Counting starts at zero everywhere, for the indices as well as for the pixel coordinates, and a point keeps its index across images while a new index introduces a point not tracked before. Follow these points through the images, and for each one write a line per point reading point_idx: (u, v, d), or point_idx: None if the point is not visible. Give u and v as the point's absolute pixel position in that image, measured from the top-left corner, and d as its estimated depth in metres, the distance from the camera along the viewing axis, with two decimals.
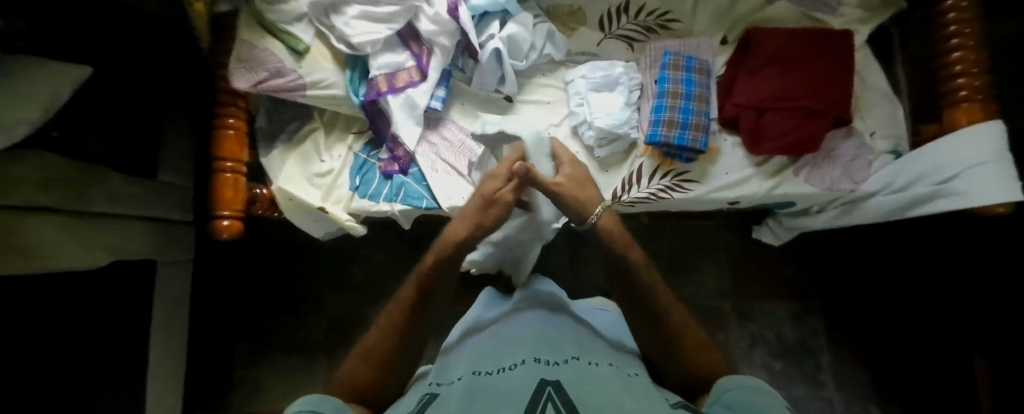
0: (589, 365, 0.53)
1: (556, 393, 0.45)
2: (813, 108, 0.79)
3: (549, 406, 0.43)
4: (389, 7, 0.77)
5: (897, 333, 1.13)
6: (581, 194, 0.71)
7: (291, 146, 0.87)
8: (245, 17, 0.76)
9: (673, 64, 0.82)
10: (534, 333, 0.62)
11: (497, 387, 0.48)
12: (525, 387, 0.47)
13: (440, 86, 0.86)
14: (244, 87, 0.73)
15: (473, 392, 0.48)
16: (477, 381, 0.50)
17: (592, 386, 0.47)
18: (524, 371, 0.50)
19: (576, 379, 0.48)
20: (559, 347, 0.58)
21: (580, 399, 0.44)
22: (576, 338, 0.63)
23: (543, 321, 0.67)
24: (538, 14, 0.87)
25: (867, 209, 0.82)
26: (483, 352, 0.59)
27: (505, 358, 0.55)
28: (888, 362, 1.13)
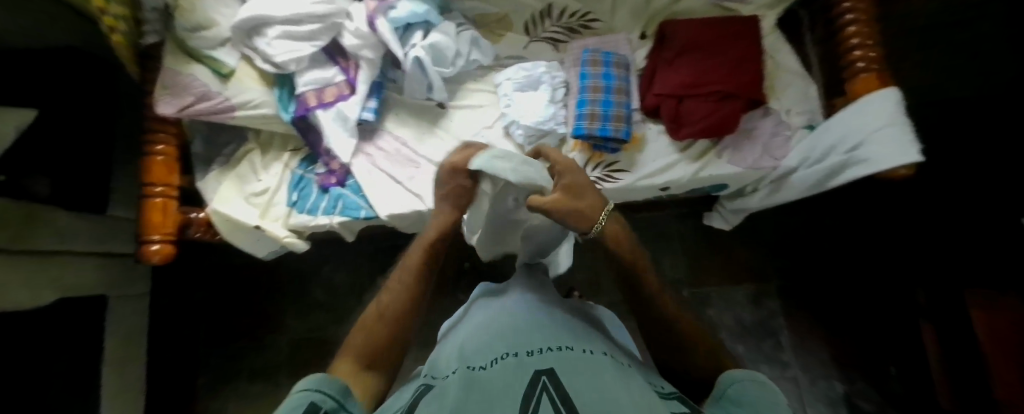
0: (583, 354, 0.47)
1: (552, 384, 0.39)
2: (726, 92, 0.82)
3: (543, 399, 0.37)
4: (312, 25, 0.78)
5: (859, 310, 1.07)
6: (582, 204, 0.55)
7: (227, 168, 0.87)
8: (168, 45, 0.76)
9: (592, 60, 0.87)
10: (538, 313, 0.57)
11: (489, 381, 0.42)
12: (518, 379, 0.41)
13: (371, 99, 0.87)
14: (168, 113, 0.74)
15: (465, 387, 0.42)
16: (467, 374, 0.44)
17: (592, 374, 0.41)
18: (523, 360, 0.44)
19: (573, 367, 0.43)
20: (562, 328, 0.53)
21: (580, 389, 0.39)
22: (583, 322, 0.57)
23: (554, 301, 0.62)
24: (461, 22, 0.91)
25: (792, 184, 0.83)
26: (477, 339, 0.53)
27: (498, 345, 0.49)
28: (862, 339, 1.06)
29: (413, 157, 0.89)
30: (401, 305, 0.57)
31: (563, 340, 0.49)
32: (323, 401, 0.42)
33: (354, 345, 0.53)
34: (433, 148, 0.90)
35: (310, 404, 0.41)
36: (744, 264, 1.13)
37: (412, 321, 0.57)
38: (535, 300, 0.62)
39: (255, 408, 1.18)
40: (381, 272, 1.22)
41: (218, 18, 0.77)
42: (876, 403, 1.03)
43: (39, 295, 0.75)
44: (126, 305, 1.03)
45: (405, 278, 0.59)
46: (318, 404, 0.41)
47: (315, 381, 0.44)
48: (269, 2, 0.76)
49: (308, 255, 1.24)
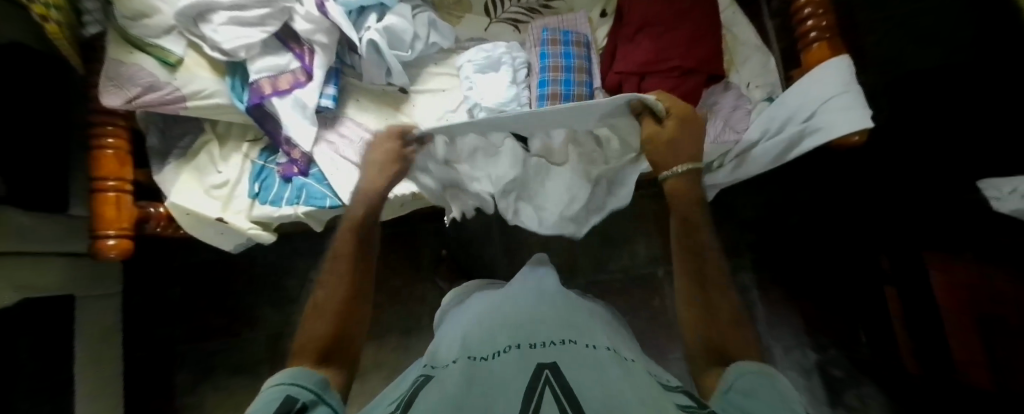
0: (586, 348, 0.46)
1: (554, 377, 0.39)
2: (684, 67, 0.82)
3: (547, 390, 0.37)
4: (260, 9, 0.78)
5: (832, 281, 1.09)
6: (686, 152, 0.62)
7: (184, 161, 0.84)
8: (111, 34, 0.74)
9: (551, 39, 0.87)
10: (540, 306, 0.56)
11: (496, 377, 0.41)
12: (520, 372, 0.41)
13: (329, 85, 0.86)
14: (115, 105, 0.71)
15: (472, 381, 0.41)
16: (474, 366, 0.44)
17: (595, 368, 0.41)
18: (528, 354, 0.44)
19: (575, 361, 0.42)
20: (563, 320, 0.53)
21: (584, 383, 0.38)
22: (584, 314, 0.57)
23: (552, 293, 0.62)
24: (418, 4, 0.89)
25: (755, 158, 0.81)
26: (482, 330, 0.52)
27: (502, 338, 0.48)
28: (834, 308, 1.08)
29: None
30: (343, 288, 0.56)
31: (564, 332, 0.49)
32: (299, 394, 0.42)
33: (309, 334, 0.52)
34: None
35: (286, 397, 0.41)
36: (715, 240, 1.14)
37: (361, 305, 0.57)
38: (533, 293, 0.61)
39: (235, 403, 1.16)
40: None
41: (160, 6, 0.74)
42: (850, 370, 1.05)
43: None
44: (96, 306, 1.01)
45: (341, 264, 0.59)
46: (296, 399, 0.41)
47: (290, 375, 0.44)
48: None
49: (283, 248, 1.22)
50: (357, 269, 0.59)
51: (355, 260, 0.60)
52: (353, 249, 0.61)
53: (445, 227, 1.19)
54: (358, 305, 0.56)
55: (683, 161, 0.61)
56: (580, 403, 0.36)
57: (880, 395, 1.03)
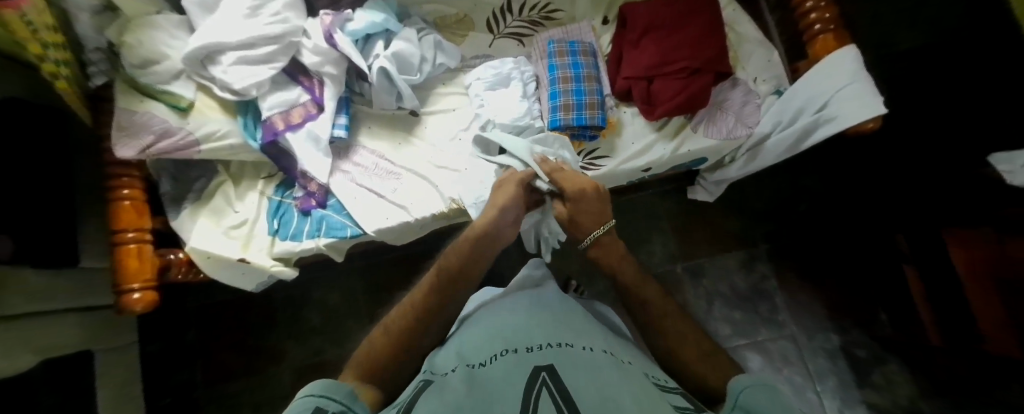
0: (583, 350, 0.46)
1: (551, 379, 0.39)
2: (692, 68, 0.83)
3: (544, 392, 0.37)
4: (268, 47, 0.77)
5: (848, 262, 1.11)
6: (593, 210, 0.65)
7: (200, 205, 0.83)
8: (120, 85, 0.73)
9: (557, 51, 0.88)
10: (533, 313, 0.56)
11: (494, 380, 0.41)
12: (518, 376, 0.41)
13: (341, 115, 0.86)
14: (130, 156, 0.70)
15: (471, 383, 0.41)
16: (470, 373, 0.44)
17: (592, 369, 0.41)
18: (522, 357, 0.44)
19: (571, 363, 0.42)
20: (557, 322, 0.53)
21: (581, 382, 0.39)
22: (580, 313, 0.58)
23: (550, 295, 0.63)
24: (422, 27, 0.90)
25: (766, 151, 0.84)
26: (476, 337, 0.53)
27: (499, 344, 0.49)
28: (853, 289, 1.10)
29: (394, 168, 0.88)
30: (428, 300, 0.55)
31: (560, 335, 0.49)
32: (328, 405, 0.39)
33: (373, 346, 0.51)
34: (412, 157, 0.89)
35: (316, 408, 0.37)
36: (729, 233, 1.15)
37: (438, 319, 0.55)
38: (527, 296, 0.62)
39: None
40: (376, 287, 1.21)
41: (168, 51, 0.74)
42: (874, 349, 1.06)
43: (20, 359, 0.71)
44: (115, 356, 0.99)
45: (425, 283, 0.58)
46: (326, 408, 0.38)
47: (321, 386, 0.40)
48: (219, 27, 0.74)
49: (300, 279, 1.21)
50: (438, 285, 0.57)
51: (452, 282, 0.58)
52: (455, 266, 0.59)
53: None
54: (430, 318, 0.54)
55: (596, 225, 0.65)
56: (575, 403, 0.36)
57: (907, 372, 1.04)
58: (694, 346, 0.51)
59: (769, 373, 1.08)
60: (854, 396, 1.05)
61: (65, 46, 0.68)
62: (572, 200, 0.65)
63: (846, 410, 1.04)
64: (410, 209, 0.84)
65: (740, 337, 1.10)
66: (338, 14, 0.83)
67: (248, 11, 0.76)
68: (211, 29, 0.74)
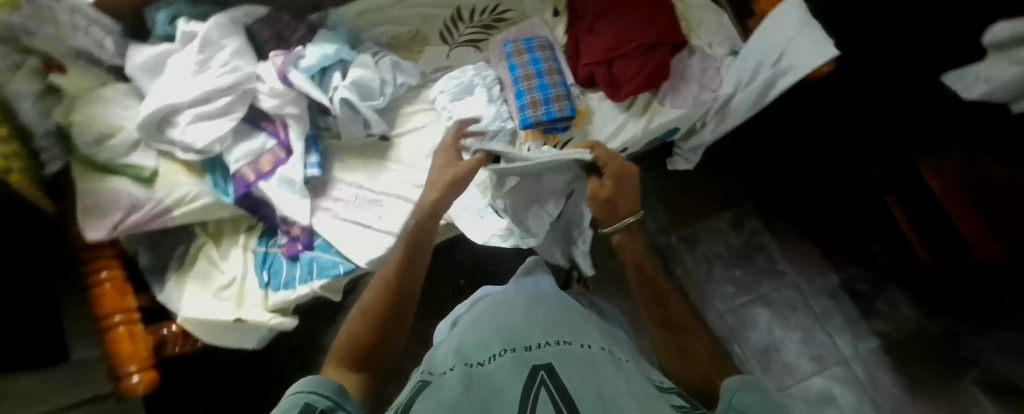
0: (581, 347, 0.44)
1: (550, 380, 0.37)
2: (647, 43, 0.85)
3: (543, 392, 0.35)
4: (223, 98, 0.75)
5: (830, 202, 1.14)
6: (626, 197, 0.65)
7: (183, 273, 0.80)
8: (77, 167, 0.70)
9: (515, 50, 0.89)
10: (529, 313, 0.53)
11: (493, 381, 0.39)
12: (512, 379, 0.38)
13: (311, 153, 0.84)
14: (101, 237, 0.67)
15: (469, 384, 0.38)
16: (468, 372, 0.41)
17: (591, 367, 0.39)
18: (520, 356, 0.42)
19: (571, 362, 0.40)
20: (553, 322, 0.51)
21: (581, 381, 0.36)
22: (574, 314, 0.55)
23: (545, 296, 0.60)
24: (376, 51, 0.89)
25: (736, 110, 0.85)
26: (471, 337, 0.50)
27: (497, 343, 0.46)
28: (841, 227, 1.13)
29: (374, 196, 0.87)
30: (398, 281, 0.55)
31: (560, 333, 0.48)
32: (318, 401, 0.36)
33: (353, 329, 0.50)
34: (390, 182, 0.88)
35: (306, 405, 0.35)
36: (713, 195, 1.18)
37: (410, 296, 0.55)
38: (522, 297, 0.60)
39: None
40: None
41: (121, 122, 0.72)
42: (872, 279, 1.09)
43: None
44: None
45: (392, 262, 0.58)
46: (316, 405, 0.36)
47: (310, 382, 0.38)
48: (170, 89, 0.72)
49: (303, 324, 1.19)
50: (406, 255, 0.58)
51: (413, 257, 0.59)
52: (415, 235, 0.61)
53: (457, 256, 1.17)
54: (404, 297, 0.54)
55: (627, 211, 0.65)
56: (576, 404, 0.33)
57: (907, 295, 1.07)
58: (701, 343, 0.49)
59: (778, 322, 1.10)
60: (862, 328, 1.08)
61: (10, 137, 0.65)
62: (612, 180, 0.64)
63: (858, 343, 1.07)
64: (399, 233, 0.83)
65: (744, 293, 1.13)
66: (289, 54, 0.81)
67: (196, 67, 0.74)
68: (161, 92, 0.72)
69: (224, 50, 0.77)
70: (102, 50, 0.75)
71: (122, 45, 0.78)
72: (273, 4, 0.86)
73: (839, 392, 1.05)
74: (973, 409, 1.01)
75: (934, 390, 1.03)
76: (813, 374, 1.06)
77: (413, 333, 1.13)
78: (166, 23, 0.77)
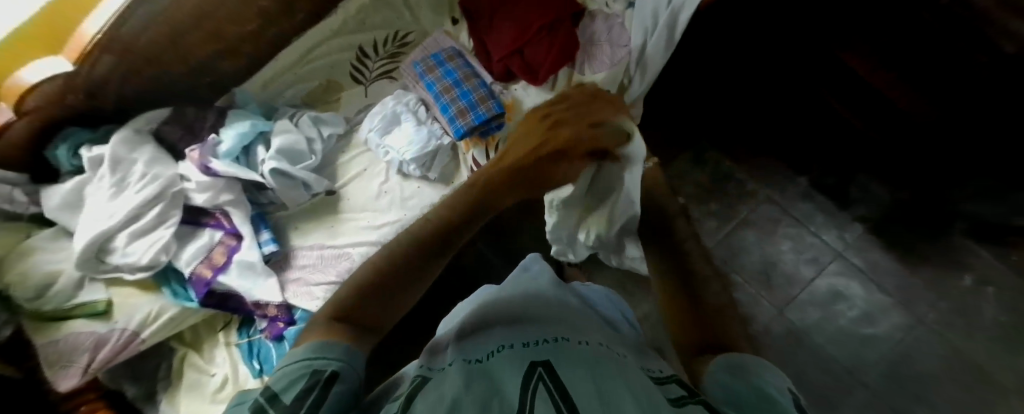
0: (580, 344, 0.40)
1: (550, 374, 0.33)
2: (546, 24, 0.86)
3: (542, 387, 0.31)
4: (153, 210, 0.75)
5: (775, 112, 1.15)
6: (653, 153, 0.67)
7: (175, 388, 0.78)
8: (29, 322, 0.68)
9: (426, 69, 0.90)
10: (527, 312, 0.49)
11: (494, 375, 0.35)
12: (506, 377, 0.34)
13: (261, 231, 0.83)
14: (76, 382, 0.66)
15: (470, 375, 0.34)
16: (469, 365, 0.37)
17: (592, 362, 0.36)
18: (524, 352, 0.38)
19: (571, 357, 0.37)
20: (552, 321, 0.48)
21: (581, 377, 0.33)
22: (568, 314, 0.51)
23: (541, 294, 0.56)
24: (293, 113, 0.90)
25: (652, 57, 0.84)
26: (472, 333, 0.46)
27: (495, 340, 0.42)
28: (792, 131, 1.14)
29: (340, 251, 0.85)
30: (428, 242, 0.47)
31: (558, 330, 0.44)
32: (325, 365, 0.33)
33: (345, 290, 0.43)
34: (351, 232, 0.86)
35: (313, 371, 0.32)
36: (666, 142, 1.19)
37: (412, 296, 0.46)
38: (518, 294, 0.56)
39: None
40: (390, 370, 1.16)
41: (58, 265, 0.70)
42: (838, 172, 1.11)
43: None
44: None
45: (425, 221, 0.50)
46: (325, 370, 0.32)
47: (313, 348, 0.34)
48: (96, 218, 0.72)
49: None
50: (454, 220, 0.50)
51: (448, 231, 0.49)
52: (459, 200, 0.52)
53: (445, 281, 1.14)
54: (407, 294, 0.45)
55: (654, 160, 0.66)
56: (573, 396, 0.30)
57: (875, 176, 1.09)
58: (708, 293, 0.46)
59: (767, 240, 1.11)
60: (845, 218, 1.10)
61: None
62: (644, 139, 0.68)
63: (845, 234, 1.09)
64: None
65: (727, 222, 1.13)
66: (205, 145, 0.81)
67: (114, 189, 0.74)
68: (88, 224, 0.72)
69: (137, 162, 0.76)
70: (13, 204, 0.73)
71: (33, 191, 0.76)
72: (175, 102, 0.85)
73: (844, 286, 1.06)
74: (970, 260, 1.03)
75: (929, 255, 1.05)
76: (815, 278, 1.08)
77: None
78: (69, 155, 0.76)
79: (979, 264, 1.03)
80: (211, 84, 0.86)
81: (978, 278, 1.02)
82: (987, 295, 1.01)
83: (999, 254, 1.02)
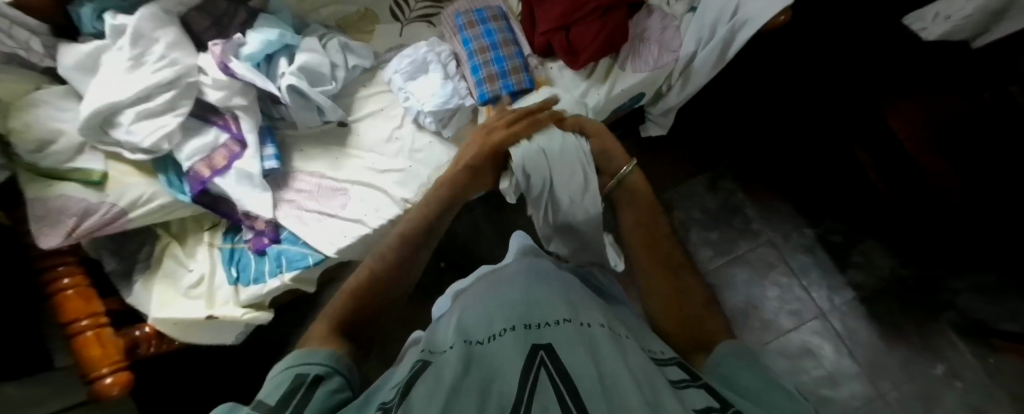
0: (583, 327, 0.39)
1: (551, 360, 0.34)
2: (604, 6, 0.83)
3: (543, 372, 0.32)
4: (164, 95, 0.74)
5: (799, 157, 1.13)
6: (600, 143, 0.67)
7: (151, 273, 0.78)
8: (22, 175, 0.69)
9: (467, 23, 0.88)
10: (532, 286, 0.48)
11: (495, 360, 0.35)
12: (510, 360, 0.34)
13: (266, 145, 0.83)
14: (57, 244, 0.66)
15: (471, 362, 0.35)
16: (469, 349, 0.37)
17: (593, 345, 0.36)
18: (530, 334, 0.38)
19: (572, 339, 0.37)
20: (559, 298, 0.46)
21: (581, 361, 0.33)
22: (577, 292, 0.49)
23: (549, 270, 0.53)
24: (324, 34, 0.89)
25: (696, 69, 0.86)
26: (476, 308, 0.46)
27: (499, 317, 0.42)
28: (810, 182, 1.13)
29: (338, 185, 0.84)
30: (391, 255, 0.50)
31: (559, 309, 0.43)
32: (309, 369, 0.34)
33: (344, 286, 0.46)
34: (353, 169, 0.86)
35: (296, 375, 0.33)
36: (686, 159, 1.18)
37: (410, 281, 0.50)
38: (523, 270, 0.53)
39: None
40: None
41: (64, 127, 0.71)
42: (847, 232, 1.10)
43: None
44: None
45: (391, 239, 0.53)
46: (309, 373, 0.34)
47: (297, 358, 0.36)
48: (108, 89, 0.71)
49: None
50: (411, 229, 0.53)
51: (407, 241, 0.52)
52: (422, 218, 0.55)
53: None
54: (400, 279, 0.48)
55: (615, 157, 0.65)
56: (575, 380, 0.31)
57: (881, 246, 1.08)
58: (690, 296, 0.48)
59: (756, 280, 1.11)
60: (839, 280, 1.08)
61: None
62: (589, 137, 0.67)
63: (835, 295, 1.08)
64: (366, 220, 0.80)
65: (723, 254, 1.13)
66: (228, 43, 0.80)
67: (131, 63, 0.73)
68: (98, 92, 0.71)
69: (158, 43, 0.76)
70: (30, 53, 0.73)
71: (51, 44, 0.75)
72: None
73: (818, 345, 1.06)
74: (949, 352, 1.02)
75: (910, 337, 1.04)
76: (792, 330, 1.07)
77: (397, 324, 1.08)
78: (93, 17, 0.76)
79: (956, 358, 1.01)
80: None
81: (951, 371, 1.01)
82: (955, 389, 1.00)
83: (980, 355, 1.01)
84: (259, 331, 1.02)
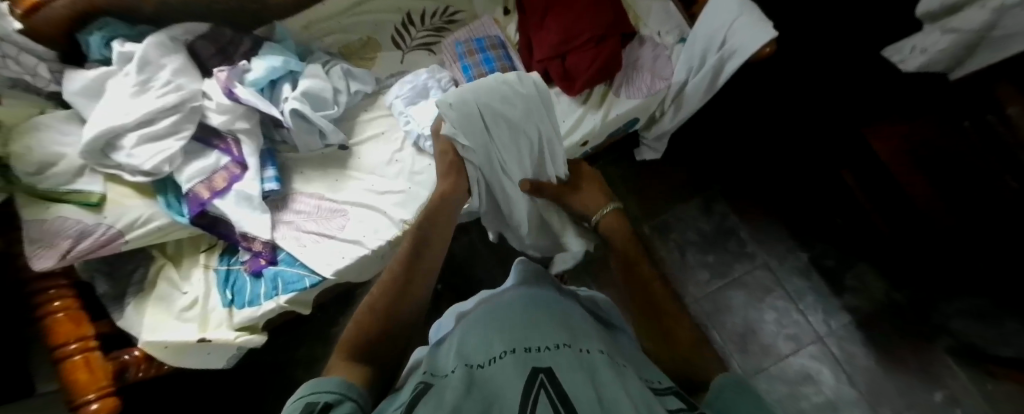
0: (582, 352, 0.40)
1: (550, 384, 0.34)
2: (597, 36, 0.86)
3: (543, 395, 0.32)
4: (167, 118, 0.75)
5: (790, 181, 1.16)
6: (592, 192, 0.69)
7: (144, 296, 0.77)
8: (20, 196, 0.69)
9: (467, 51, 0.92)
10: (531, 311, 0.48)
11: (495, 384, 0.35)
12: (509, 384, 0.34)
13: (267, 168, 0.84)
14: (49, 266, 0.65)
15: (472, 386, 0.35)
16: (470, 373, 0.37)
17: (592, 371, 0.36)
18: (529, 358, 0.38)
19: (571, 364, 0.37)
20: (559, 321, 0.46)
21: (580, 386, 0.33)
22: (576, 318, 0.49)
23: (547, 295, 0.54)
24: (327, 61, 0.91)
25: (687, 96, 0.88)
26: (476, 332, 0.46)
27: (499, 342, 0.42)
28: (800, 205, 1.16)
29: (338, 206, 0.85)
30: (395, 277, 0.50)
31: (559, 333, 0.43)
32: (320, 398, 0.33)
33: (355, 320, 0.46)
34: (353, 191, 0.87)
35: (305, 405, 0.32)
36: (680, 182, 1.21)
37: (420, 293, 0.50)
38: (522, 296, 0.53)
39: None
40: None
41: (65, 150, 0.71)
42: (840, 255, 1.12)
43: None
44: None
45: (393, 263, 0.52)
46: (318, 402, 0.33)
47: (312, 386, 0.34)
48: (113, 112, 0.72)
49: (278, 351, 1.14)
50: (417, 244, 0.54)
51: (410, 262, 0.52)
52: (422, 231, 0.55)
53: None
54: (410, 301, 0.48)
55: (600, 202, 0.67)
56: (574, 406, 0.31)
57: (873, 270, 1.09)
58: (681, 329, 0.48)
59: (752, 304, 1.11)
60: (834, 303, 1.09)
61: None
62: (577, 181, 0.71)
63: (831, 319, 1.08)
64: (365, 241, 0.80)
65: (718, 277, 1.14)
66: (233, 69, 0.83)
67: (136, 88, 0.75)
68: (103, 116, 0.72)
69: (164, 69, 0.77)
70: (36, 78, 0.74)
71: (57, 70, 0.77)
72: (218, 21, 0.88)
73: (816, 369, 1.05)
74: (944, 377, 1.02)
75: (906, 361, 1.04)
76: (789, 355, 1.07)
77: None
78: (100, 44, 0.77)
79: (953, 383, 1.01)
80: (255, 11, 0.89)
81: (949, 396, 1.01)
82: None
83: (978, 380, 1.01)
84: (252, 355, 1.00)
